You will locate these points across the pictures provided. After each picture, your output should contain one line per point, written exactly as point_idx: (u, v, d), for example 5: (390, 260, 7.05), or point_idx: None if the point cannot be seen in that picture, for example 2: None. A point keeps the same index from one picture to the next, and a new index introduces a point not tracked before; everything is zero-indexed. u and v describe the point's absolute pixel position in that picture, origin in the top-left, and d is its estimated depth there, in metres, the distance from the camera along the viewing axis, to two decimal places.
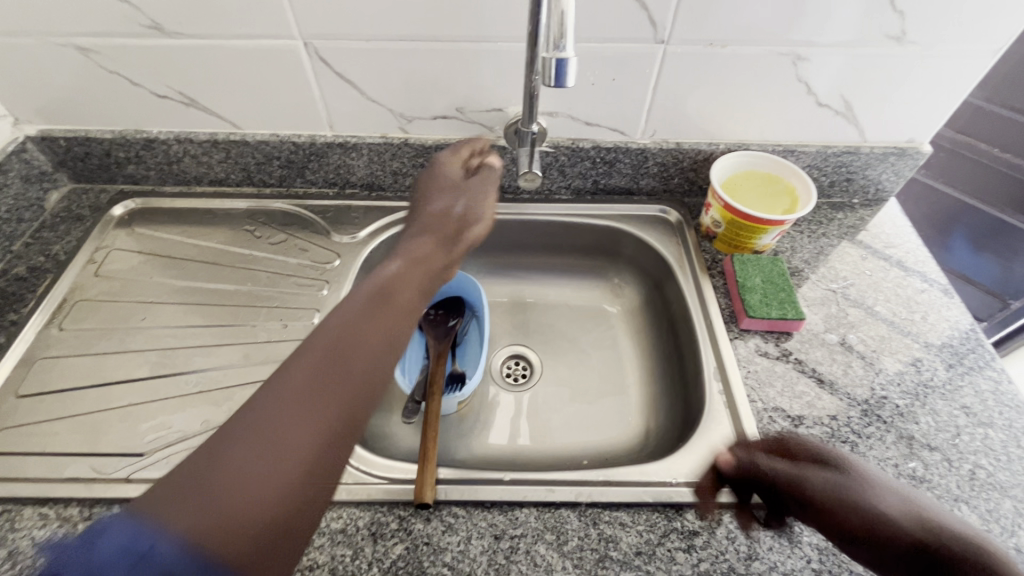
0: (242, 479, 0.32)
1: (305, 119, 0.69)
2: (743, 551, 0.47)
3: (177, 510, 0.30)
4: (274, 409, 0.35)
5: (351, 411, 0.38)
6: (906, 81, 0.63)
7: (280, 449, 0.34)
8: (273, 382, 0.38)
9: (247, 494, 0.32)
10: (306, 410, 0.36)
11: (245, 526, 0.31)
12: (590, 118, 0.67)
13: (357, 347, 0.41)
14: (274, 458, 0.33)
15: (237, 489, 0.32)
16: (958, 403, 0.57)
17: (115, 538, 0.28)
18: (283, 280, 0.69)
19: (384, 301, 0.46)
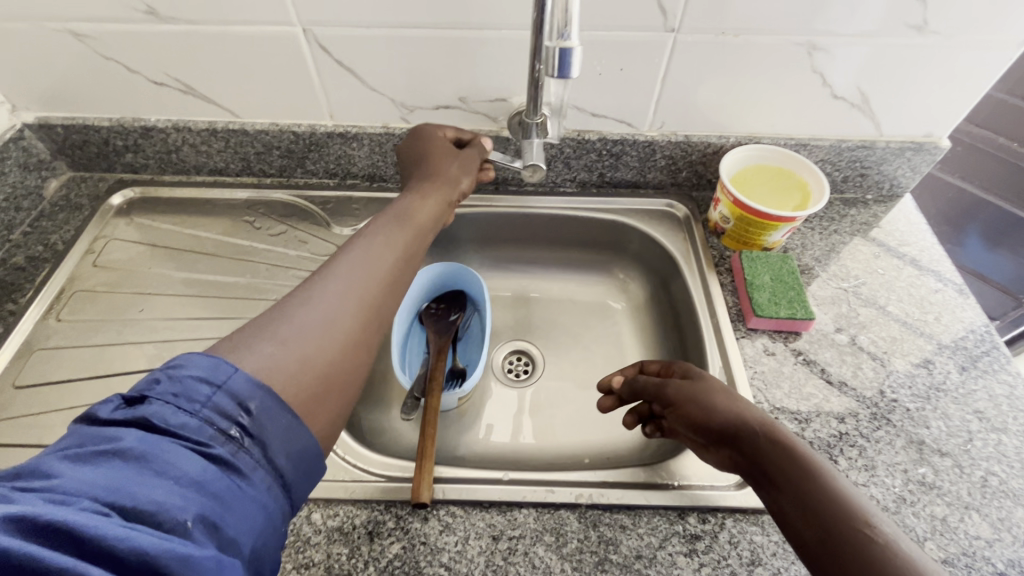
0: (303, 344, 0.37)
1: (305, 108, 0.67)
2: (746, 556, 0.46)
3: (258, 349, 0.36)
4: (321, 289, 0.41)
5: (381, 300, 0.43)
6: (926, 74, 0.60)
7: (329, 319, 0.39)
8: (331, 268, 0.43)
9: (316, 357, 0.37)
10: (350, 292, 0.41)
11: (308, 373, 0.37)
12: (596, 109, 0.65)
13: (380, 258, 0.45)
14: (325, 326, 0.39)
15: (303, 354, 0.37)
16: (971, 407, 0.55)
17: (197, 367, 0.33)
18: (283, 273, 0.68)
19: (410, 221, 0.50)
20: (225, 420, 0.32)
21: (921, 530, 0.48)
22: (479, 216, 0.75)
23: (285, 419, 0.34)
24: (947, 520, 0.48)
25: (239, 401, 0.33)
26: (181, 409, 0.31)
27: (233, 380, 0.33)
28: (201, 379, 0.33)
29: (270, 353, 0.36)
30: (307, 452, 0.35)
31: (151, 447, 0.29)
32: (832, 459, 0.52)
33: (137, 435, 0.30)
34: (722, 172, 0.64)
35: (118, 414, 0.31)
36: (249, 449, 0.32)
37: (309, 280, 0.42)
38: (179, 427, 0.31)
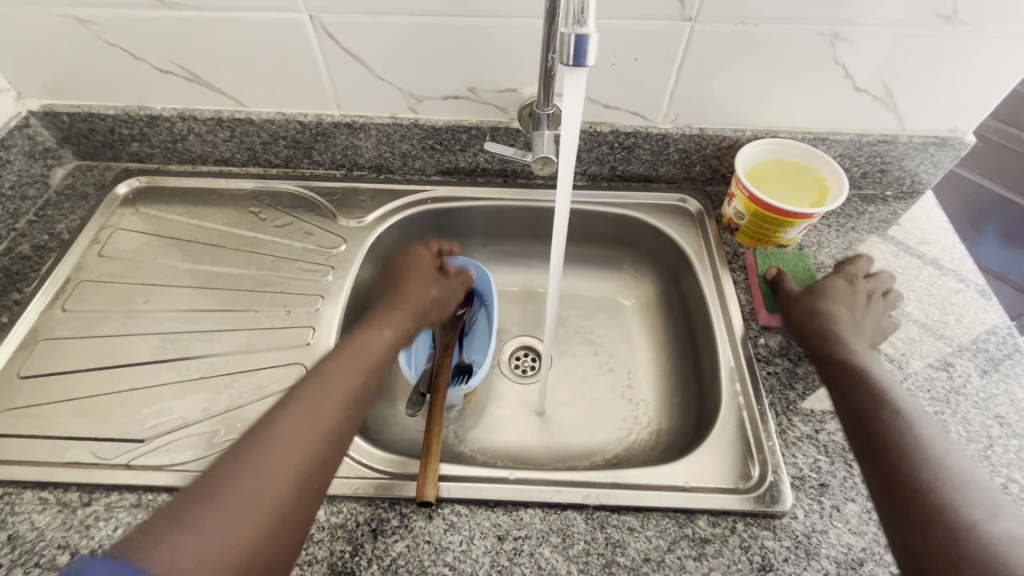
0: (228, 523, 0.36)
1: (312, 98, 0.66)
2: (757, 562, 0.45)
3: (181, 540, 0.35)
4: (268, 441, 0.40)
5: (329, 439, 0.43)
6: (953, 66, 0.58)
7: (270, 470, 0.39)
8: (272, 420, 0.42)
9: (252, 521, 0.36)
10: (294, 439, 0.41)
11: (241, 559, 0.35)
12: (609, 101, 0.63)
13: (335, 385, 0.46)
14: (266, 476, 0.38)
15: (240, 520, 0.36)
16: (992, 412, 0.54)
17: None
18: (288, 265, 0.67)
19: (363, 348, 0.51)
20: None
21: None
22: (488, 209, 0.74)
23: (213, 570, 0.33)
24: None
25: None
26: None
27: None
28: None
29: (199, 544, 0.35)
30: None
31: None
32: (847, 463, 0.51)
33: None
34: (737, 166, 0.62)
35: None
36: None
37: (244, 438, 0.41)
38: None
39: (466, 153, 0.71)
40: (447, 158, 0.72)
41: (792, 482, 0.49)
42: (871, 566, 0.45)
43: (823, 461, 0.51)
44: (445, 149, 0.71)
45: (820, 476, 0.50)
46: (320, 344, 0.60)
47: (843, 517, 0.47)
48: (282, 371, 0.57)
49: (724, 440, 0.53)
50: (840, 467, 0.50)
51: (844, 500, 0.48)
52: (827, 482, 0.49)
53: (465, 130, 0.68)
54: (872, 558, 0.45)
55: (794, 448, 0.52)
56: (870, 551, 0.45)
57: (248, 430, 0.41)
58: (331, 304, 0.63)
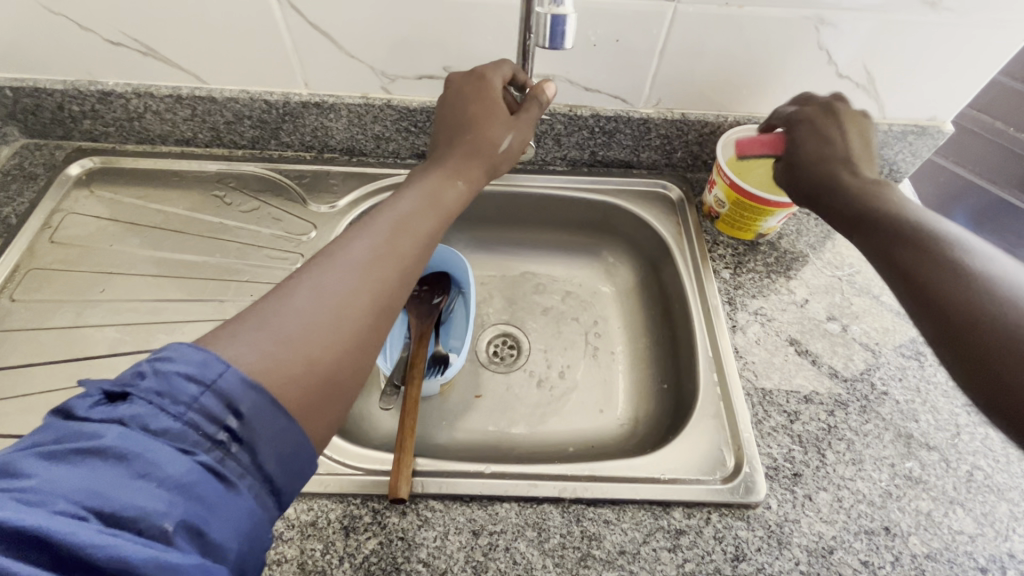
0: (301, 347, 0.34)
1: (277, 75, 0.62)
2: (730, 552, 0.46)
3: (249, 339, 0.33)
4: (343, 276, 0.38)
5: (392, 285, 0.40)
6: (934, 53, 0.57)
7: (336, 305, 0.36)
8: (338, 254, 0.40)
9: (321, 349, 0.34)
10: (359, 275, 0.39)
11: (299, 369, 0.33)
12: (589, 83, 0.61)
13: (400, 245, 0.42)
14: (331, 313, 0.36)
15: (302, 348, 0.34)
16: (961, 401, 0.55)
17: (184, 362, 0.29)
18: (254, 252, 0.64)
19: (427, 200, 0.47)
20: (213, 424, 0.29)
21: (906, 525, 0.47)
22: None
23: (272, 404, 0.31)
24: (932, 514, 0.48)
25: (230, 400, 0.30)
26: (164, 411, 0.28)
27: (225, 378, 0.30)
28: (188, 375, 0.29)
29: (261, 348, 0.33)
30: (300, 451, 0.32)
31: (132, 447, 0.26)
32: (819, 453, 0.51)
33: (119, 431, 0.27)
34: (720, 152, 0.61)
35: (95, 412, 0.28)
36: (239, 454, 0.30)
37: (311, 265, 0.39)
38: (161, 431, 0.28)
39: None
40: (423, 140, 0.69)
41: (766, 472, 0.50)
42: (841, 554, 0.46)
43: (797, 450, 0.51)
44: (420, 132, 0.68)
45: (794, 466, 0.50)
46: None
47: (814, 506, 0.48)
48: None
49: (699, 432, 0.53)
50: (812, 457, 0.51)
51: (816, 489, 0.49)
52: (800, 472, 0.50)
53: None
54: (841, 546, 0.46)
55: (769, 438, 0.52)
56: (839, 539, 0.46)
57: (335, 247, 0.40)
58: None
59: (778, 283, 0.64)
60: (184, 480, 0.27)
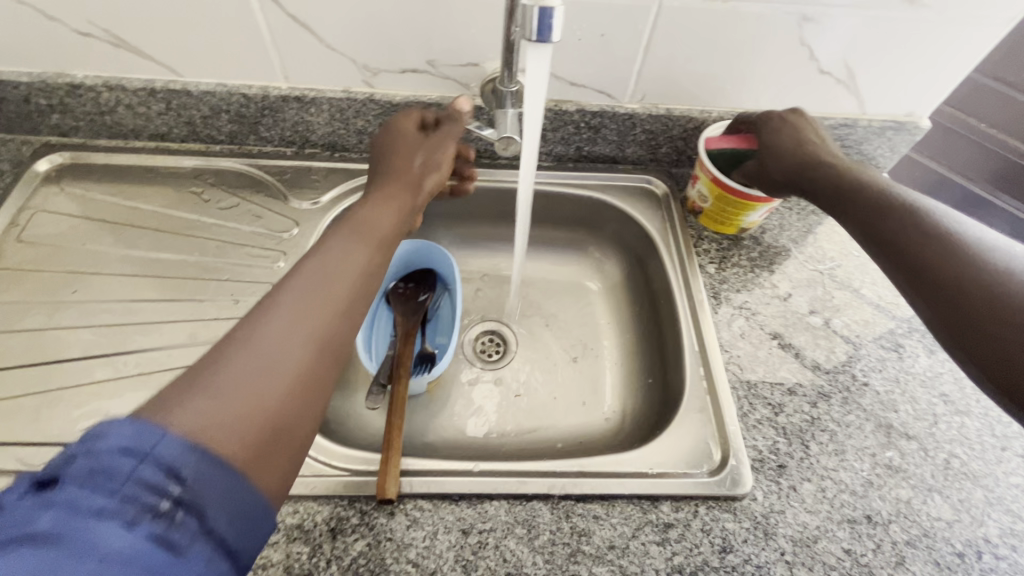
0: (243, 397, 0.31)
1: (255, 68, 0.61)
2: (718, 544, 0.46)
3: (185, 399, 0.29)
4: (280, 318, 0.35)
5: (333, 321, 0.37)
6: (913, 50, 0.58)
7: (276, 349, 0.34)
8: (274, 298, 0.37)
9: (264, 395, 0.31)
10: (296, 313, 0.36)
11: (249, 423, 0.30)
12: (575, 78, 0.61)
13: (338, 275, 0.40)
14: (269, 360, 0.33)
15: (243, 398, 0.31)
16: (938, 391, 0.56)
17: (117, 436, 0.26)
18: (234, 250, 0.62)
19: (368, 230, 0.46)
20: (158, 495, 0.26)
21: (886, 513, 0.48)
22: None
23: (223, 472, 0.28)
24: (911, 502, 0.49)
25: (171, 469, 0.26)
26: (99, 491, 0.25)
27: (163, 446, 0.27)
28: (121, 447, 0.26)
29: (206, 407, 0.29)
30: (257, 516, 0.29)
31: (66, 535, 0.23)
32: (803, 444, 0.52)
33: (47, 520, 0.24)
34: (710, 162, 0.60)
35: (20, 503, 0.24)
36: (185, 522, 0.26)
37: (251, 312, 0.36)
38: (98, 512, 0.24)
39: None
40: None
41: (752, 464, 0.50)
42: (824, 543, 0.47)
43: (781, 442, 0.52)
44: None
45: (779, 457, 0.51)
46: None
47: (799, 497, 0.49)
48: None
49: (686, 426, 0.53)
50: (796, 448, 0.52)
51: (800, 480, 0.50)
52: (785, 463, 0.51)
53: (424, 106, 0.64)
54: (825, 535, 0.47)
55: (754, 431, 0.53)
56: (823, 529, 0.47)
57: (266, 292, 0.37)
58: None
59: (762, 277, 0.64)
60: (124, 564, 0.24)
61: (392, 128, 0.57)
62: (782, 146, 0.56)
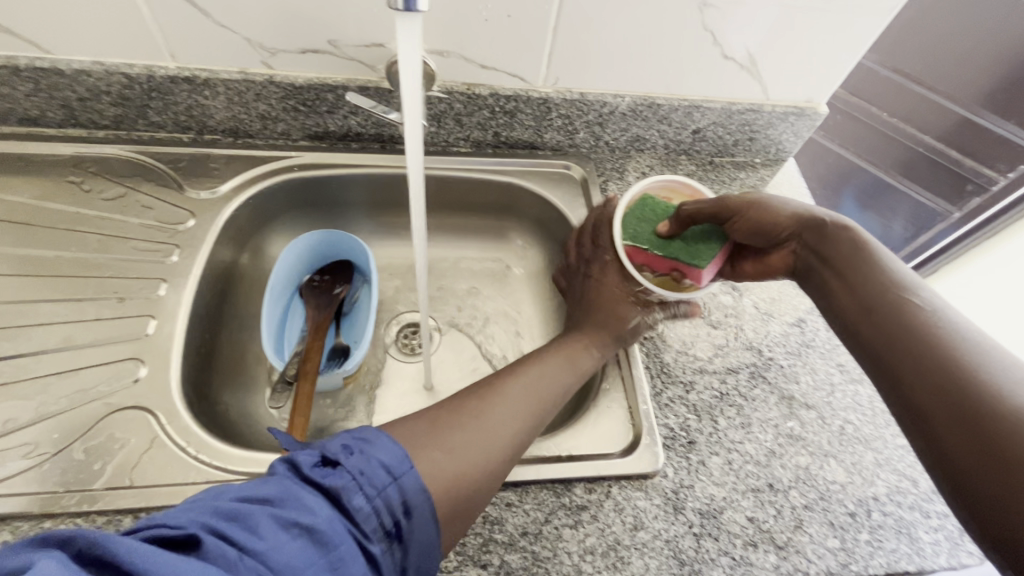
0: (457, 461, 0.39)
1: (136, 45, 0.55)
2: (629, 522, 0.47)
3: (428, 447, 0.39)
4: (490, 402, 0.44)
5: (555, 398, 0.47)
6: (808, 37, 0.60)
7: (483, 431, 0.41)
8: (510, 387, 0.46)
9: (470, 468, 0.39)
10: (504, 404, 0.44)
11: (480, 471, 0.39)
12: (486, 61, 0.60)
13: (564, 366, 0.49)
14: (482, 434, 0.41)
15: (457, 469, 0.39)
16: (835, 361, 0.59)
17: (387, 455, 0.35)
18: (120, 245, 0.57)
19: (570, 347, 0.51)
20: (389, 517, 0.34)
21: (786, 480, 0.51)
22: (364, 176, 0.68)
23: (432, 511, 0.36)
24: (810, 468, 0.52)
25: (406, 499, 0.35)
26: (361, 492, 0.33)
27: (407, 478, 0.35)
28: (384, 465, 0.35)
29: (472, 447, 0.40)
30: (437, 557, 0.37)
31: (333, 535, 0.31)
32: (712, 419, 0.53)
33: (326, 512, 0.31)
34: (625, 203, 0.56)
35: (313, 475, 0.33)
36: (394, 553, 0.34)
37: (489, 389, 0.45)
38: (355, 511, 0.33)
39: (335, 115, 0.64)
40: (314, 120, 0.65)
41: (663, 442, 0.51)
42: (729, 513, 0.48)
43: (692, 419, 0.53)
44: (310, 111, 0.63)
45: (689, 434, 0.52)
46: (162, 336, 0.52)
47: (707, 470, 0.50)
48: (114, 368, 0.49)
49: (601, 408, 0.54)
50: (706, 424, 0.53)
51: (709, 454, 0.51)
52: (694, 439, 0.52)
53: (330, 89, 0.61)
54: (730, 506, 0.49)
55: (666, 409, 0.54)
56: (728, 500, 0.49)
57: (518, 373, 0.47)
58: (176, 288, 0.55)
59: None
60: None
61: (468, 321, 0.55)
62: (780, 208, 0.51)
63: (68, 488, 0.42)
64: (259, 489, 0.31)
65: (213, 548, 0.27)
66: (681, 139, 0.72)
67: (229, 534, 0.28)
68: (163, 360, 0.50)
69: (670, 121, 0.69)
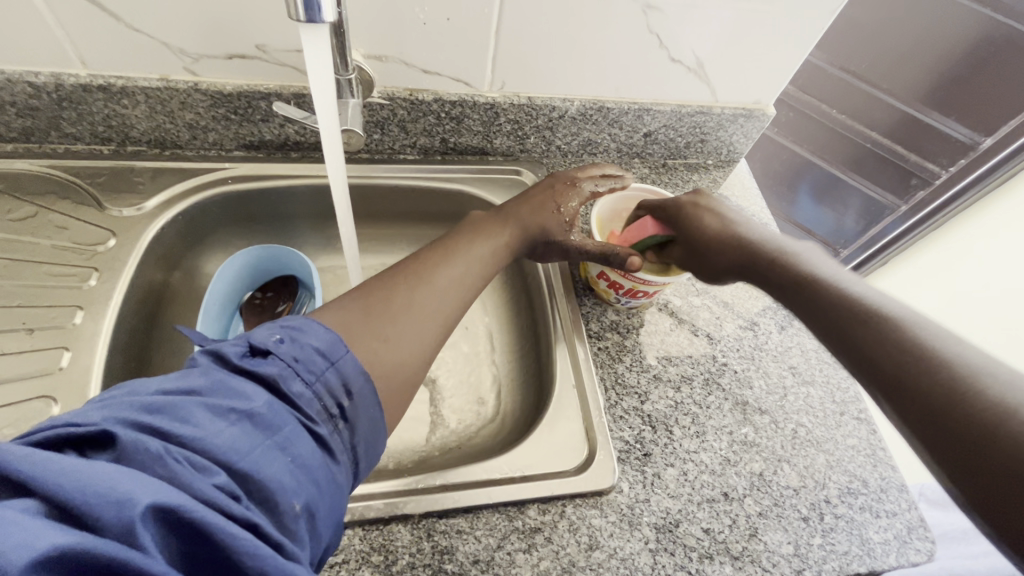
0: (389, 351, 0.40)
1: (40, 51, 0.51)
2: (584, 542, 0.45)
3: (360, 341, 0.39)
4: (416, 293, 0.45)
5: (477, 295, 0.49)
6: (752, 41, 0.60)
7: (411, 318, 0.43)
8: (434, 279, 0.46)
9: (401, 356, 0.41)
10: (427, 293, 0.45)
11: (416, 360, 0.42)
12: (428, 66, 0.57)
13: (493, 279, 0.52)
14: (409, 321, 0.43)
15: (389, 355, 0.40)
16: (787, 363, 0.60)
17: (319, 340, 0.36)
18: (31, 270, 0.53)
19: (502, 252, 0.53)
20: (332, 400, 0.35)
21: (741, 488, 0.50)
22: (304, 188, 0.64)
23: (371, 392, 0.37)
24: (764, 474, 0.51)
25: (345, 382, 0.36)
26: (300, 378, 0.34)
27: (346, 360, 0.36)
28: (320, 351, 0.36)
29: (399, 335, 0.41)
30: (383, 436, 0.38)
31: (276, 419, 0.31)
32: (667, 430, 0.53)
33: (265, 398, 0.32)
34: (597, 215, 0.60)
35: (245, 364, 0.33)
36: (343, 433, 0.35)
37: (410, 283, 0.45)
38: (296, 396, 0.33)
39: (270, 123, 0.61)
40: (248, 130, 0.61)
41: (619, 456, 0.50)
42: (685, 526, 0.48)
43: (647, 430, 0.52)
44: (242, 119, 0.60)
45: (644, 446, 0.51)
46: (78, 369, 0.48)
47: (663, 483, 0.50)
48: (24, 408, 0.45)
49: (554, 423, 0.52)
50: (661, 435, 0.52)
51: (664, 466, 0.51)
52: (649, 451, 0.51)
53: (262, 96, 0.57)
54: (686, 518, 0.48)
55: (621, 422, 0.53)
56: (684, 512, 0.48)
57: (440, 267, 0.48)
58: (94, 316, 0.51)
59: None
60: (307, 453, 0.32)
61: (531, 202, 0.56)
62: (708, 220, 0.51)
63: None
64: (185, 381, 0.31)
65: (134, 443, 0.26)
66: (633, 143, 0.71)
67: (157, 425, 0.27)
68: (78, 396, 0.46)
69: (620, 125, 0.68)
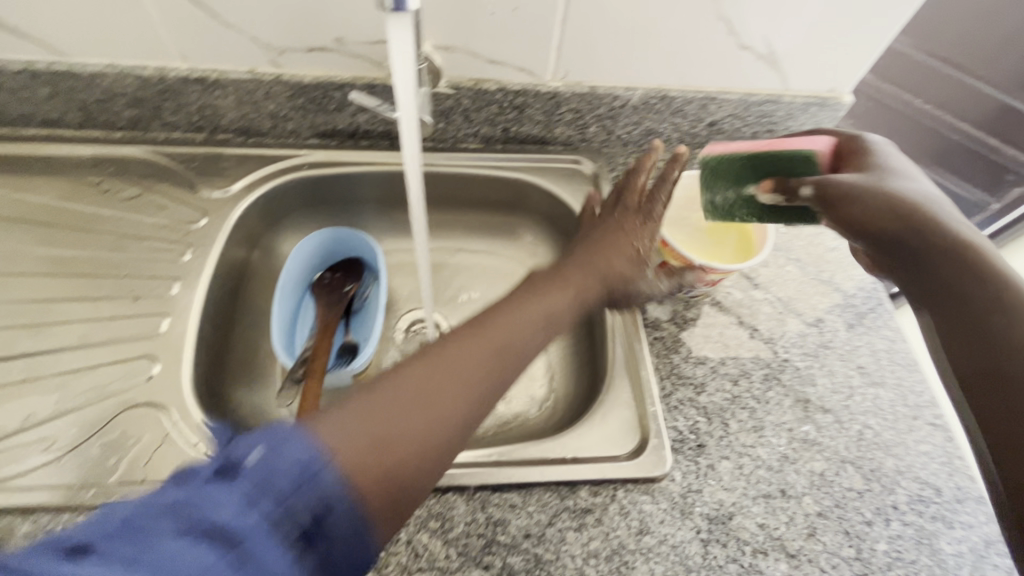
0: (393, 432, 0.34)
1: (148, 47, 0.56)
2: (634, 526, 0.46)
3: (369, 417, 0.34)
4: (446, 352, 0.40)
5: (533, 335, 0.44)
6: (829, 26, 0.58)
7: (434, 388, 0.37)
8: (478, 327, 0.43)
9: (403, 447, 0.34)
10: (462, 348, 0.40)
11: (433, 446, 0.35)
12: (493, 56, 0.59)
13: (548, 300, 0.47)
14: (429, 396, 0.36)
15: (390, 445, 0.33)
16: (855, 363, 0.57)
17: (286, 456, 0.29)
18: (137, 244, 0.59)
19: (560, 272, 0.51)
20: (304, 520, 0.28)
21: (800, 486, 0.49)
22: (372, 174, 0.68)
23: (354, 507, 0.30)
24: (825, 474, 0.50)
25: (318, 502, 0.29)
26: (258, 501, 0.27)
27: (314, 476, 0.29)
28: (286, 468, 0.28)
29: (408, 419, 0.35)
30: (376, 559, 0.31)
31: (252, 533, 0.26)
32: (723, 423, 0.52)
33: (230, 518, 0.26)
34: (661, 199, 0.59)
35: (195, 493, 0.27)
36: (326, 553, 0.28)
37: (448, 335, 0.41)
38: (255, 519, 0.27)
39: (344, 113, 0.64)
40: (323, 119, 0.65)
41: (672, 445, 0.50)
42: (739, 519, 0.47)
43: (702, 422, 0.52)
44: (318, 109, 0.63)
45: (698, 437, 0.51)
46: (175, 334, 0.53)
47: (717, 475, 0.49)
48: (130, 366, 0.51)
49: (608, 409, 0.53)
50: (716, 427, 0.52)
51: (719, 458, 0.50)
52: (704, 443, 0.51)
53: (338, 87, 0.61)
54: (740, 511, 0.47)
55: (675, 412, 0.52)
56: (738, 506, 0.48)
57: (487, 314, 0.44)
58: (188, 287, 0.56)
59: None
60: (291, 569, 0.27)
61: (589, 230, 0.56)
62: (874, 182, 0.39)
63: (84, 482, 0.44)
64: (133, 508, 0.26)
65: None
66: (696, 133, 0.69)
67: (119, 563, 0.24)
68: (174, 359, 0.51)
69: (684, 114, 0.67)
